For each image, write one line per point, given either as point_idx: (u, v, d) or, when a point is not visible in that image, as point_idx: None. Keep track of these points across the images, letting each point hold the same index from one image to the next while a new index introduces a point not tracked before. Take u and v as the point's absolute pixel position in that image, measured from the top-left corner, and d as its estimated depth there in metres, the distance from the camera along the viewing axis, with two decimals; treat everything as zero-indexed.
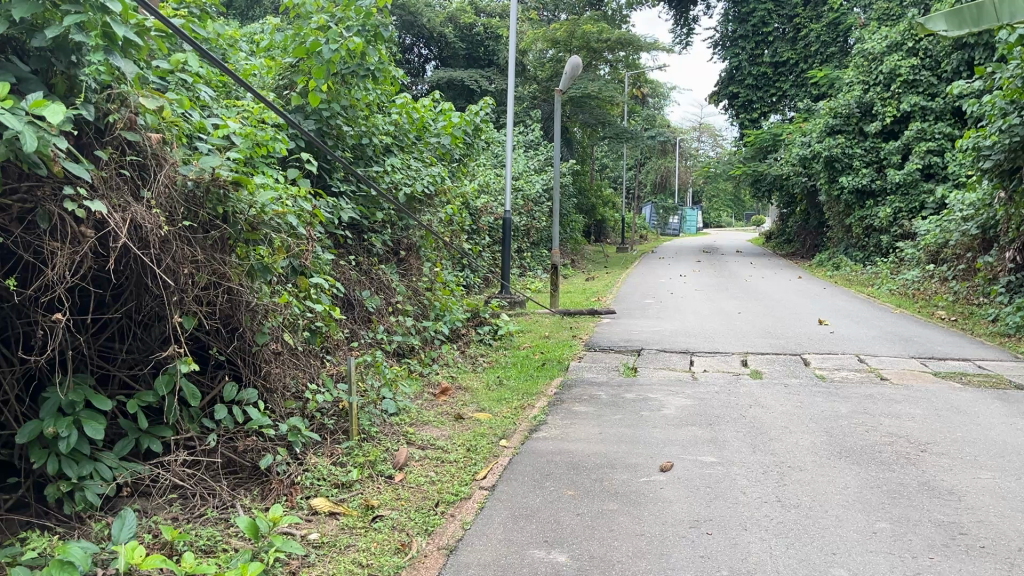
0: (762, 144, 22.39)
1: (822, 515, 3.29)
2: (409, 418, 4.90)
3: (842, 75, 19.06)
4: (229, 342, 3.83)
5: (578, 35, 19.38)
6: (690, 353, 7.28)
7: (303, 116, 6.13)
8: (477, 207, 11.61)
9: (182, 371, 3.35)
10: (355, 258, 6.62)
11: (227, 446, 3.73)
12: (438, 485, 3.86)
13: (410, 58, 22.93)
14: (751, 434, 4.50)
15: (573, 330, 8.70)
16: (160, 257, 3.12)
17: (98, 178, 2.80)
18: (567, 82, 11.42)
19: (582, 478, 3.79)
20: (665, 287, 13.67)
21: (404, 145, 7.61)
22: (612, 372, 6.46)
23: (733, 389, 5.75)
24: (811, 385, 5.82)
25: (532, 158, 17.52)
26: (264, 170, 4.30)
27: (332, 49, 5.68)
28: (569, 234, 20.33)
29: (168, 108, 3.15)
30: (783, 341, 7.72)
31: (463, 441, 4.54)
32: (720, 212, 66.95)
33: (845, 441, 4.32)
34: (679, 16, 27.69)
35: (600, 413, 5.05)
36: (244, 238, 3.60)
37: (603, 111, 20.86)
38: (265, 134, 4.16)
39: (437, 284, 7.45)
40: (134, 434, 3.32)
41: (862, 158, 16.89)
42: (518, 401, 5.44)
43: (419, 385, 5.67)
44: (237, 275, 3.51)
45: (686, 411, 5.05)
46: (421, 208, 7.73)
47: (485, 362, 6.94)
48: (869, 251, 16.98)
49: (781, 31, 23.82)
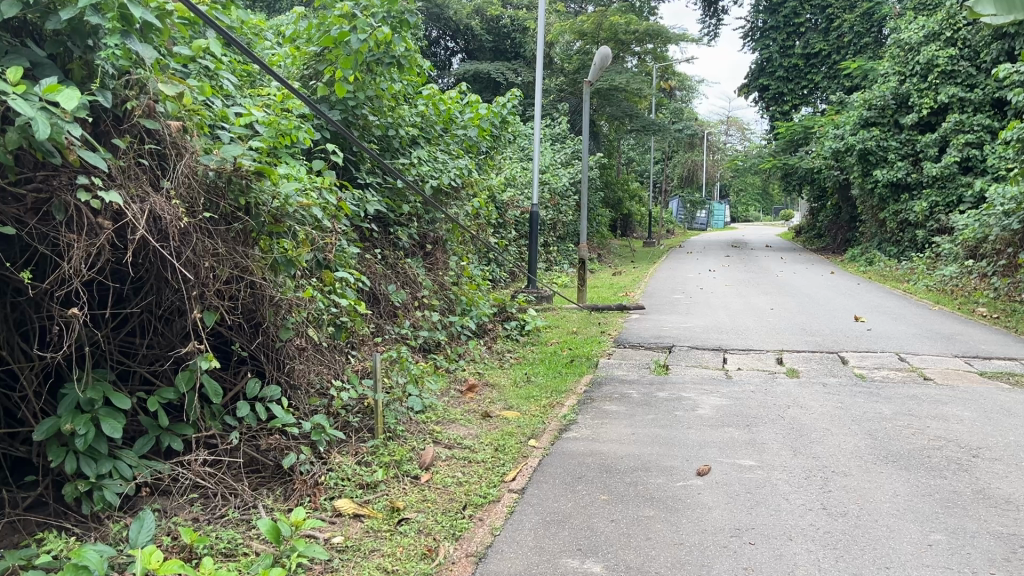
0: (793, 136, 22.01)
1: (872, 525, 3.11)
2: (436, 416, 4.78)
3: (877, 65, 18.63)
4: (253, 337, 3.73)
5: (606, 26, 19.15)
6: (723, 350, 7.09)
7: (329, 107, 6.03)
8: (504, 200, 11.48)
9: (203, 368, 3.25)
10: (381, 251, 6.51)
11: (250, 444, 3.63)
12: (466, 486, 3.73)
13: (436, 51, 22.83)
14: (791, 436, 4.32)
15: (601, 326, 8.54)
16: (180, 250, 3.00)
17: (117, 167, 2.69)
18: (595, 74, 11.23)
19: (615, 481, 3.64)
20: (694, 282, 13.45)
21: (431, 137, 7.49)
22: (643, 369, 6.29)
23: (769, 388, 5.56)
24: (851, 385, 5.61)
25: (560, 151, 17.33)
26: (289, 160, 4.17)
27: (361, 39, 5.60)
28: (596, 228, 20.13)
29: (188, 94, 3.02)
30: (819, 339, 7.50)
31: (491, 440, 4.41)
32: (748, 207, 66.23)
33: (890, 445, 4.13)
34: (708, 7, 27.31)
35: (632, 412, 4.90)
36: (267, 231, 3.49)
37: (631, 104, 20.63)
38: (290, 122, 4.04)
39: (463, 279, 7.34)
40: (156, 432, 3.23)
41: (897, 151, 16.49)
42: (546, 399, 5.30)
43: (446, 382, 5.55)
44: (260, 269, 3.39)
45: (721, 411, 4.87)
46: (447, 201, 7.60)
47: (512, 359, 6.80)
48: (903, 246, 16.59)
49: (813, 22, 23.35)
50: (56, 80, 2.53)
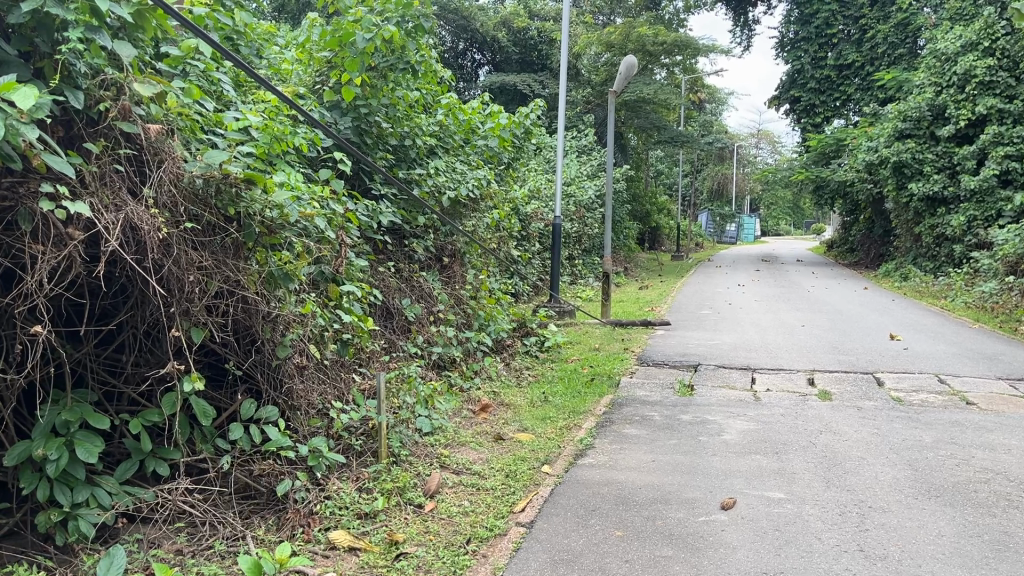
0: (825, 149, 21.54)
1: (916, 572, 2.80)
2: (445, 438, 4.54)
3: (912, 77, 18.16)
4: (248, 355, 3.53)
5: (634, 38, 18.89)
6: (751, 369, 6.77)
7: (340, 114, 5.86)
8: (527, 213, 11.25)
9: (186, 389, 3.05)
10: (394, 264, 6.32)
11: (242, 470, 3.43)
12: (473, 516, 3.49)
13: (463, 63, 22.71)
14: (823, 465, 4.02)
15: (625, 342, 8.26)
16: (161, 263, 2.80)
17: (89, 174, 2.52)
18: (621, 84, 10.97)
19: (631, 515, 3.37)
20: (723, 297, 13.10)
21: (449, 147, 7.31)
22: (666, 390, 5.99)
23: (801, 411, 5.24)
24: (888, 409, 5.27)
25: (585, 163, 17.08)
26: (288, 169, 4.01)
27: (367, 39, 5.42)
28: (623, 241, 19.83)
29: (172, 96, 2.82)
30: (853, 358, 7.17)
31: (501, 465, 4.15)
32: (779, 220, 65.32)
33: (932, 477, 3.81)
34: (738, 17, 26.93)
35: (653, 436, 4.62)
36: (263, 242, 3.29)
37: (659, 116, 20.34)
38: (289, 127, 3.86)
39: (481, 293, 7.10)
40: (139, 456, 3.04)
41: (934, 163, 16.01)
42: (563, 421, 5.03)
43: (458, 401, 5.31)
44: (254, 284, 3.19)
45: (747, 437, 4.57)
46: (465, 214, 7.39)
47: (530, 377, 6.54)
48: (940, 261, 16.06)
49: (846, 33, 22.91)
50: (20, 79, 2.37)
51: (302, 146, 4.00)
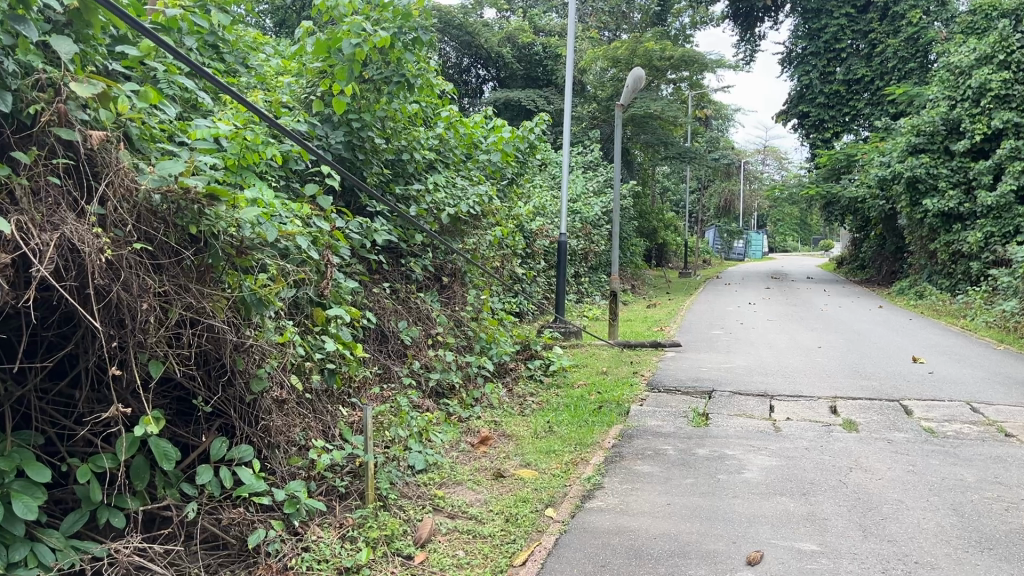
0: (836, 164, 21.14)
1: None
2: (440, 477, 4.16)
3: (924, 91, 17.83)
4: (218, 390, 3.19)
5: (640, 53, 18.63)
6: (769, 396, 6.36)
7: (332, 128, 5.55)
8: (530, 230, 10.90)
9: (141, 432, 2.69)
10: (390, 285, 5.97)
11: (210, 518, 3.08)
12: (467, 571, 3.11)
13: (467, 79, 22.43)
14: (857, 510, 3.62)
15: (634, 365, 7.88)
16: (107, 288, 2.45)
17: (20, 187, 2.19)
18: (628, 96, 10.59)
19: (646, 572, 2.99)
20: (735, 317, 12.71)
21: (449, 162, 6.96)
22: (680, 419, 5.59)
23: (826, 444, 4.84)
24: (922, 442, 4.87)
25: (592, 179, 16.73)
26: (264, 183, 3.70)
27: (354, 45, 4.92)
28: (629, 258, 19.48)
29: (123, 99, 2.48)
30: (876, 384, 6.77)
31: (501, 508, 3.77)
32: (786, 236, 64.90)
33: (982, 526, 3.42)
34: (745, 32, 26.70)
35: (667, 474, 4.23)
36: (234, 265, 2.94)
37: (666, 131, 20.00)
38: (258, 137, 3.54)
39: (483, 314, 6.74)
40: (91, 504, 2.69)
41: (948, 178, 15.65)
42: (569, 455, 4.65)
43: (456, 433, 4.94)
44: (221, 311, 2.84)
45: (771, 475, 4.18)
46: (466, 231, 7.02)
47: (534, 403, 6.16)
48: (956, 278, 15.62)
49: (855, 47, 22.62)
50: None
51: (279, 161, 3.68)
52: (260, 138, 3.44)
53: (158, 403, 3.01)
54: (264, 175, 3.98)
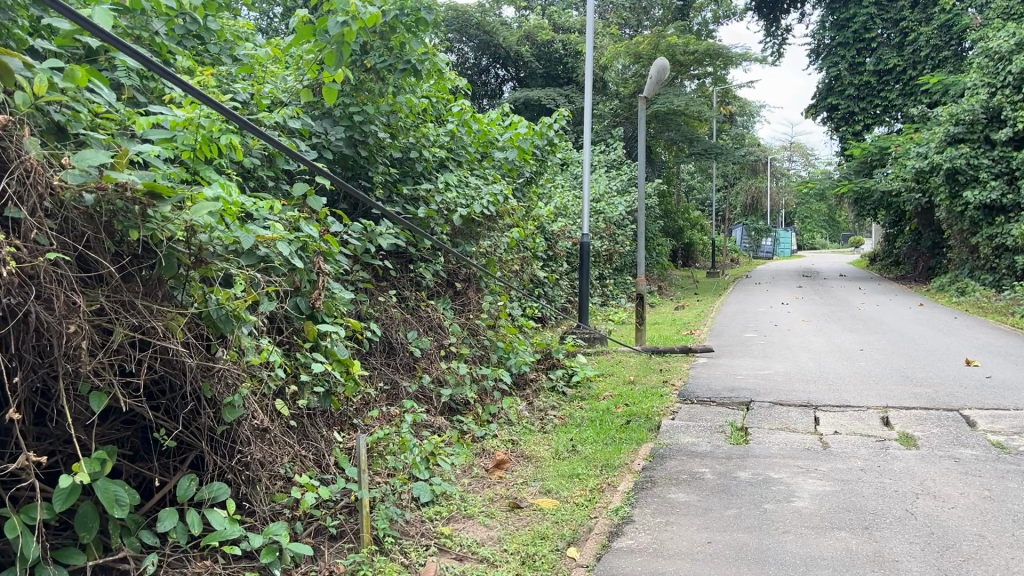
0: (868, 157, 20.37)
1: None
2: (449, 510, 3.68)
3: (961, 79, 17.09)
4: (182, 420, 2.77)
5: (663, 47, 18.04)
6: (812, 406, 5.83)
7: (332, 122, 5.14)
8: (551, 231, 10.43)
9: (74, 480, 2.23)
10: (397, 293, 5.53)
11: (174, 571, 2.64)
12: None
13: (486, 80, 21.94)
14: (931, 549, 3.11)
15: (663, 373, 7.36)
16: (20, 306, 2.04)
17: None
18: (652, 87, 10.01)
19: None
20: (768, 318, 12.12)
21: (462, 160, 6.49)
22: (716, 436, 5.08)
23: (884, 463, 4.31)
24: (994, 460, 4.30)
25: (615, 177, 16.19)
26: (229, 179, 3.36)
27: (341, 24, 4.49)
28: (655, 258, 18.90)
29: (39, 78, 2.11)
30: (930, 391, 6.18)
31: (516, 547, 3.29)
32: (814, 233, 63.63)
33: None
34: (770, 25, 25.94)
35: (706, 505, 3.72)
36: (196, 277, 2.53)
37: (691, 127, 19.45)
38: (212, 123, 3.14)
39: (500, 321, 6.26)
40: (23, 564, 2.23)
41: (990, 169, 14.92)
42: (595, 479, 4.17)
43: (468, 457, 4.46)
44: (178, 331, 2.43)
45: (825, 505, 3.65)
46: (481, 233, 6.53)
47: (555, 418, 5.66)
48: (1000, 274, 14.84)
49: (886, 37, 21.87)
50: None
51: (238, 151, 3.34)
52: (215, 124, 3.10)
53: (109, 437, 2.57)
54: (227, 171, 3.61)
